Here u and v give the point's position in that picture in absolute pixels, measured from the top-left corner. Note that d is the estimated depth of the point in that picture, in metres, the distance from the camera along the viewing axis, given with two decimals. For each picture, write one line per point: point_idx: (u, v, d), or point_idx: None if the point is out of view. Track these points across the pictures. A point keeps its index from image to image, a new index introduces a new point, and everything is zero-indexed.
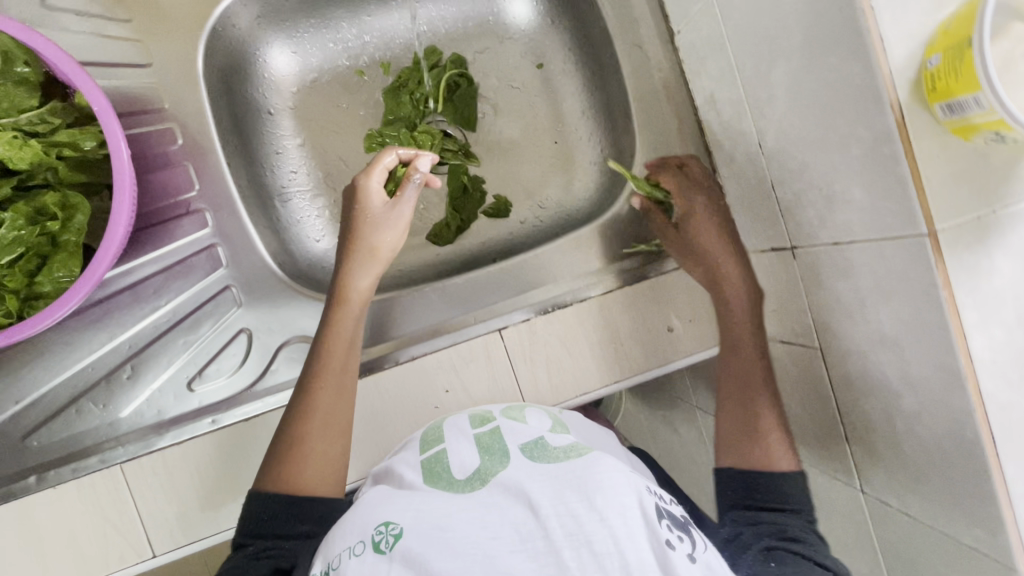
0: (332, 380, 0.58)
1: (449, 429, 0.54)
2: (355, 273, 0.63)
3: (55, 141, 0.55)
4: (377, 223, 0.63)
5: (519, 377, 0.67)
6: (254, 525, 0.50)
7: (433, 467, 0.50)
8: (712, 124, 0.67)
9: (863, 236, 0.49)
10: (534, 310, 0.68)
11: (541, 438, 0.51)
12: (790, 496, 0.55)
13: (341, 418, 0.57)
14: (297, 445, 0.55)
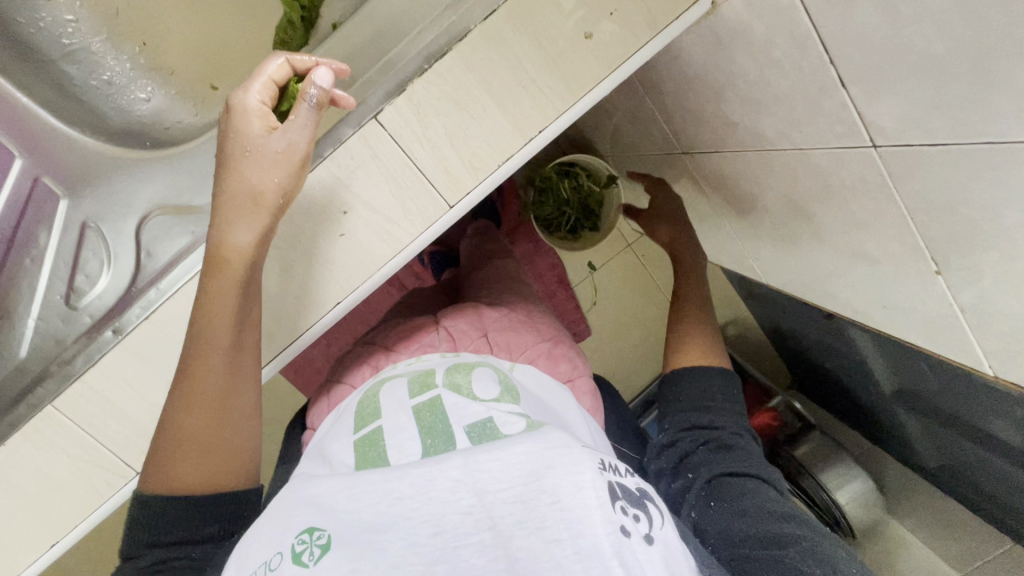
0: (222, 364, 0.46)
1: (386, 402, 0.46)
2: (236, 225, 0.45)
3: None
4: (257, 159, 0.44)
5: (424, 166, 0.53)
6: (153, 529, 0.42)
7: (365, 450, 0.43)
8: None
9: None
10: (412, 68, 0.51)
11: (491, 419, 0.43)
12: (708, 394, 0.54)
13: (240, 407, 0.47)
14: (186, 442, 0.44)
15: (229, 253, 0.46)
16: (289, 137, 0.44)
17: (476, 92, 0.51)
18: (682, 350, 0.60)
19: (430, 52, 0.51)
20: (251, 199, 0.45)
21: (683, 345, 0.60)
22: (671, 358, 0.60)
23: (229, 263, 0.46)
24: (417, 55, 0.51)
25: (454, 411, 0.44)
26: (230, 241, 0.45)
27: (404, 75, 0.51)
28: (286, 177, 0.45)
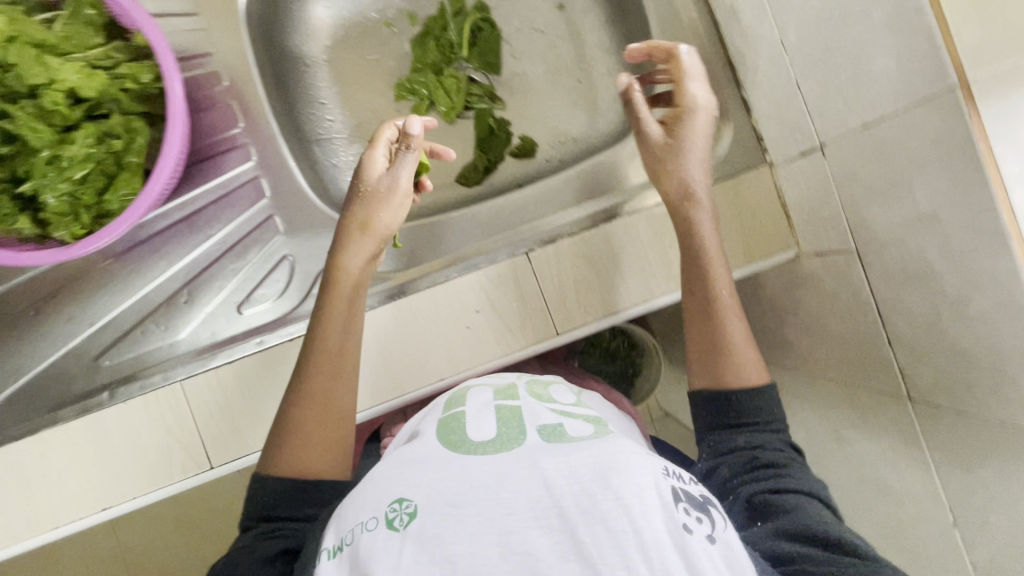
0: (331, 359, 0.56)
1: (474, 399, 0.52)
2: (349, 251, 0.60)
3: (116, 73, 0.58)
4: (377, 197, 0.61)
5: (547, 297, 0.68)
6: (264, 504, 0.50)
7: (448, 425, 0.48)
8: (732, 40, 0.66)
9: (890, 108, 0.47)
10: (558, 231, 0.70)
11: (561, 424, 0.46)
12: (762, 410, 0.53)
13: (337, 403, 0.55)
14: (297, 428, 0.53)
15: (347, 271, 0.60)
16: (397, 173, 0.62)
17: (605, 258, 0.68)
18: (734, 347, 0.55)
19: (578, 223, 0.70)
20: (362, 226, 0.60)
21: (724, 318, 0.56)
22: (719, 367, 0.55)
23: (343, 276, 0.60)
24: (566, 224, 0.70)
25: (530, 413, 0.48)
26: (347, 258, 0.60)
27: (555, 231, 0.70)
28: (392, 211, 0.62)
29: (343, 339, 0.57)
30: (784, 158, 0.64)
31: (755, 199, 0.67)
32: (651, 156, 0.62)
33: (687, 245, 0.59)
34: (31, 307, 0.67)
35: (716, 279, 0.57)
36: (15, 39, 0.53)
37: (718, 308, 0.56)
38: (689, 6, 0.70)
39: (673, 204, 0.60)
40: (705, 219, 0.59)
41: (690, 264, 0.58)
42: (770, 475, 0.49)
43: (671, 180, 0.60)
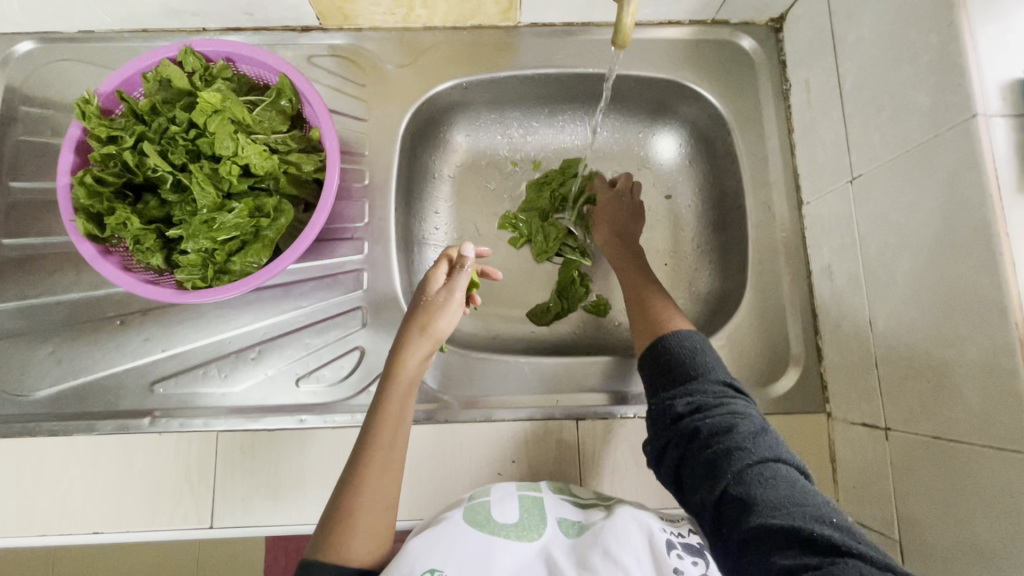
0: (384, 455, 0.54)
1: (497, 489, 0.58)
2: (407, 351, 0.59)
3: (287, 159, 0.65)
4: (438, 307, 0.61)
5: (585, 470, 0.70)
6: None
7: (476, 515, 0.54)
8: (823, 291, 0.71)
9: (967, 437, 0.50)
10: (611, 409, 0.72)
11: (578, 517, 0.55)
12: (700, 361, 0.60)
13: (387, 498, 0.53)
14: (353, 518, 0.51)
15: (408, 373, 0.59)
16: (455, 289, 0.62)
17: None
18: (668, 314, 0.66)
19: (636, 408, 0.72)
20: (422, 330, 0.60)
21: (663, 312, 0.67)
22: (651, 323, 0.66)
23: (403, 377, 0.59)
24: (620, 405, 0.72)
25: (551, 505, 0.56)
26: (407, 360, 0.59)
27: (611, 409, 0.72)
28: (451, 317, 0.61)
29: (393, 436, 0.56)
30: (844, 417, 0.67)
31: (807, 441, 0.69)
32: (613, 234, 0.78)
33: (631, 287, 0.71)
34: (118, 318, 0.72)
35: (651, 292, 0.69)
36: (220, 113, 0.61)
37: (657, 305, 0.67)
38: (789, 244, 0.75)
39: (628, 264, 0.74)
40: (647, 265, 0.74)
41: (641, 304, 0.68)
42: (720, 442, 0.53)
43: (630, 271, 0.73)
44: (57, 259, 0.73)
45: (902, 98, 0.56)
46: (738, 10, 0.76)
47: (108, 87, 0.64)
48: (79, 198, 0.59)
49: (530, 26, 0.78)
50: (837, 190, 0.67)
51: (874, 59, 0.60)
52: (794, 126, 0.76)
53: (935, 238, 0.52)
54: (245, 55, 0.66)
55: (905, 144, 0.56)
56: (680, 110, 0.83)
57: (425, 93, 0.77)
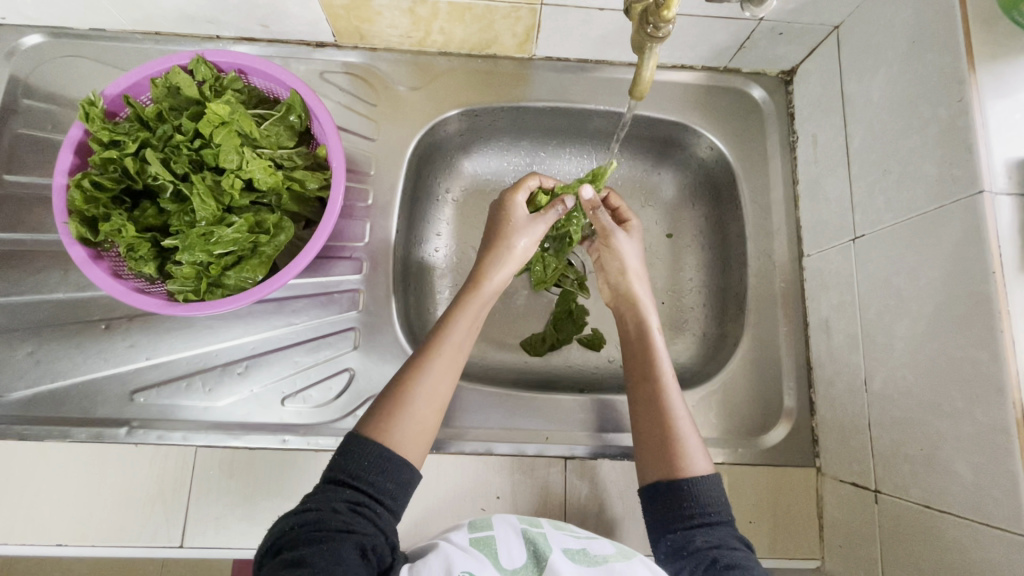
0: (449, 355, 0.57)
1: (500, 521, 0.56)
2: (491, 264, 0.63)
3: (291, 175, 0.64)
4: (524, 227, 0.65)
5: (569, 510, 0.68)
6: (353, 467, 0.50)
7: (481, 548, 0.52)
8: (819, 345, 0.71)
9: (956, 509, 0.50)
10: (601, 448, 0.71)
11: (582, 548, 0.54)
12: (709, 500, 0.55)
13: (437, 399, 0.55)
14: (410, 394, 0.54)
15: (488, 280, 0.62)
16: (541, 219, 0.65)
17: (633, 495, 0.69)
18: (685, 441, 0.57)
19: (625, 449, 0.71)
20: (505, 246, 0.63)
21: (679, 435, 0.57)
22: (666, 459, 0.57)
23: (479, 294, 0.61)
24: (610, 445, 0.71)
25: (555, 537, 0.55)
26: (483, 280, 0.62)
27: (600, 448, 0.71)
28: (531, 242, 0.65)
29: (462, 339, 0.59)
30: (834, 474, 0.66)
31: (795, 495, 0.68)
32: (623, 295, 0.69)
33: (644, 388, 0.61)
34: (102, 322, 0.70)
35: (671, 408, 0.59)
36: (228, 125, 0.61)
37: (674, 423, 0.58)
38: (788, 294, 0.75)
39: (640, 347, 0.64)
40: (664, 357, 0.63)
41: (659, 425, 0.58)
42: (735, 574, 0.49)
43: (640, 361, 0.63)
44: (46, 257, 0.71)
45: (908, 165, 0.57)
46: (751, 61, 0.77)
47: (115, 90, 0.63)
48: (74, 202, 0.58)
49: (545, 59, 0.79)
50: (840, 247, 0.67)
51: (882, 124, 0.61)
52: (799, 178, 0.77)
53: (936, 308, 0.52)
54: (257, 69, 0.66)
55: (909, 210, 0.56)
56: (687, 151, 0.83)
57: (434, 118, 0.77)
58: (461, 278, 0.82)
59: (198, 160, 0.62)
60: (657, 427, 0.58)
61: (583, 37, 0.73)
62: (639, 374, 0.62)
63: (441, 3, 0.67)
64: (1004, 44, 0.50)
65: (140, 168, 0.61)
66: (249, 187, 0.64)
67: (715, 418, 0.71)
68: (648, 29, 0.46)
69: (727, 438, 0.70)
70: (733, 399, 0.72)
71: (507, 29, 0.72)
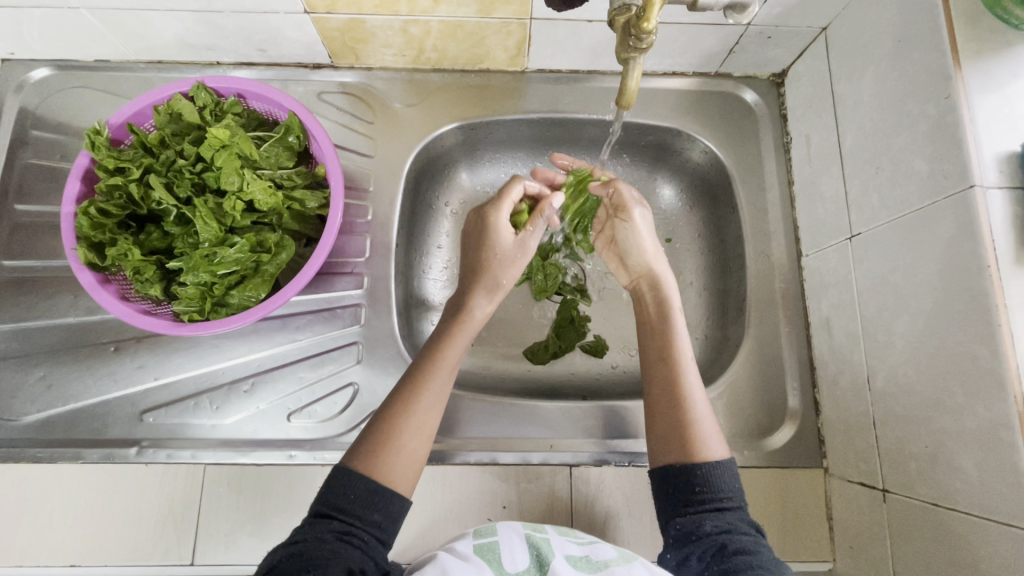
0: (437, 387, 0.57)
1: (504, 528, 0.57)
2: (480, 298, 0.63)
3: (291, 195, 0.66)
4: (508, 256, 0.66)
5: (576, 517, 0.69)
6: (340, 500, 0.50)
7: (484, 554, 0.53)
8: (821, 344, 0.70)
9: (964, 506, 0.50)
10: (605, 455, 0.71)
11: (586, 555, 0.54)
12: (724, 487, 0.54)
13: (427, 431, 0.56)
14: (398, 429, 0.54)
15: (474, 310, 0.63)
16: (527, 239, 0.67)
17: (639, 500, 0.69)
18: (701, 427, 0.57)
19: (631, 454, 0.71)
20: (495, 282, 0.64)
21: (695, 417, 0.57)
22: (678, 441, 0.56)
23: (466, 326, 0.62)
24: (615, 452, 0.71)
25: (558, 544, 0.55)
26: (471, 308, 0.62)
27: (604, 455, 0.71)
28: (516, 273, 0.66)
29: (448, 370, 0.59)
30: (841, 474, 0.66)
31: (802, 496, 0.68)
32: (643, 275, 0.68)
33: (664, 370, 0.60)
34: (111, 344, 0.71)
35: (689, 392, 0.58)
36: (227, 149, 0.62)
37: (689, 406, 0.58)
38: (788, 295, 0.75)
39: (659, 328, 0.63)
40: (682, 337, 0.62)
41: (673, 407, 0.58)
42: (741, 561, 0.49)
43: (657, 342, 0.62)
44: (56, 282, 0.73)
45: (900, 162, 0.57)
46: (741, 65, 0.78)
47: (119, 118, 0.65)
48: (82, 228, 0.59)
49: (538, 72, 0.80)
50: (838, 246, 0.67)
51: (873, 122, 0.61)
52: (794, 178, 0.77)
53: (933, 304, 0.52)
54: (256, 92, 0.67)
55: (904, 207, 0.56)
56: (682, 156, 0.84)
57: (430, 134, 0.79)
58: None
59: (201, 183, 0.64)
60: (671, 408, 0.58)
61: (574, 49, 0.74)
62: (656, 355, 0.61)
63: (433, 22, 0.69)
64: (988, 41, 0.51)
65: (144, 194, 0.62)
66: (251, 208, 0.65)
67: (720, 420, 0.71)
68: (631, 40, 0.47)
69: (732, 441, 0.70)
70: (737, 402, 0.71)
71: (499, 44, 0.74)
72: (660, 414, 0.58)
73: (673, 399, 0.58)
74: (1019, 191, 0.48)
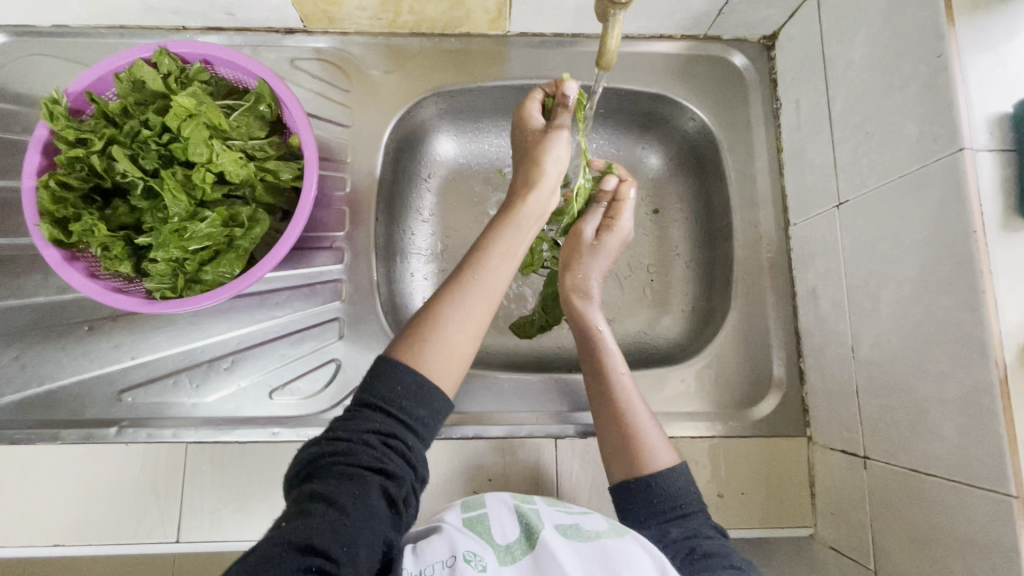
0: (485, 280, 0.53)
1: (492, 500, 0.57)
2: (527, 184, 0.58)
3: (264, 166, 0.63)
4: (550, 140, 0.60)
5: (562, 487, 0.69)
6: (386, 393, 0.48)
7: (474, 527, 0.53)
8: (807, 313, 0.70)
9: (943, 472, 0.50)
10: (591, 428, 0.71)
11: (577, 524, 0.54)
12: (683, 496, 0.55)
13: (473, 325, 0.52)
14: (439, 316, 0.51)
15: (529, 201, 0.58)
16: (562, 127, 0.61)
17: None
18: (644, 440, 0.57)
19: None
20: (536, 168, 0.59)
21: (637, 429, 0.58)
22: (627, 456, 0.57)
23: (521, 215, 0.57)
24: None
25: (547, 515, 0.55)
26: (521, 196, 0.58)
27: (590, 427, 0.71)
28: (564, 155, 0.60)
29: (503, 263, 0.55)
30: (824, 442, 0.66)
31: (786, 465, 0.68)
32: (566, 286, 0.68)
33: (597, 387, 0.61)
34: (84, 323, 0.70)
35: (626, 412, 0.59)
36: (195, 118, 0.60)
37: (629, 421, 0.58)
38: (775, 266, 0.74)
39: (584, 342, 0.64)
40: (610, 351, 0.62)
41: (613, 419, 0.59)
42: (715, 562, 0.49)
43: (588, 353, 0.63)
44: (25, 261, 0.71)
45: (890, 126, 0.56)
46: (731, 27, 0.75)
47: (79, 86, 0.62)
48: (43, 202, 0.57)
49: (521, 36, 0.77)
50: (826, 214, 0.66)
51: (864, 85, 0.59)
52: (783, 146, 0.76)
53: (919, 271, 0.52)
54: (223, 58, 0.64)
55: (892, 172, 0.55)
56: (670, 123, 0.81)
57: (409, 102, 0.76)
58: (446, 263, 0.81)
59: (168, 154, 0.61)
60: (608, 419, 0.59)
61: (558, 11, 0.71)
62: (590, 367, 0.62)
63: None
64: None
65: (108, 166, 0.60)
66: (222, 181, 0.63)
67: (706, 392, 0.71)
68: None
69: (718, 413, 0.70)
70: (723, 373, 0.71)
71: (479, 6, 0.70)
72: (606, 425, 0.59)
73: (609, 409, 0.59)
74: (1009, 153, 0.47)
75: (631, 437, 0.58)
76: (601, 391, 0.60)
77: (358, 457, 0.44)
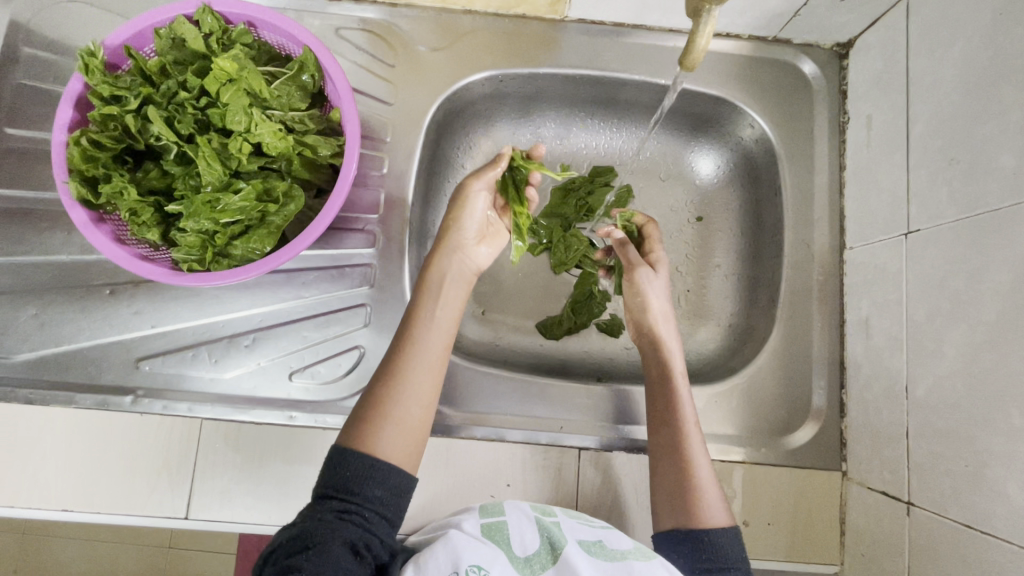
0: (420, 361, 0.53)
1: (512, 508, 0.54)
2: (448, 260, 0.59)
3: (302, 140, 0.60)
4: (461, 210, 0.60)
5: (582, 499, 0.67)
6: (337, 479, 0.47)
7: (493, 535, 0.51)
8: (857, 343, 0.66)
9: (1000, 533, 0.47)
10: (614, 441, 0.69)
11: (601, 540, 0.52)
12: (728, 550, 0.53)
13: (416, 403, 0.51)
14: (389, 407, 0.50)
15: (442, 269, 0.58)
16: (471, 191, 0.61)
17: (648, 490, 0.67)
18: (704, 495, 0.56)
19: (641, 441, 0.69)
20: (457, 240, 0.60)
21: (698, 482, 0.57)
22: (682, 507, 0.56)
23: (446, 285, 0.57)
24: (626, 438, 0.69)
25: (569, 529, 0.53)
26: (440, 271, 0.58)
27: (614, 440, 0.69)
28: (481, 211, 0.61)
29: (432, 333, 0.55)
30: (861, 479, 0.63)
31: (818, 498, 0.65)
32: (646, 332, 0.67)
33: (665, 434, 0.60)
34: (106, 286, 0.68)
35: (693, 465, 0.58)
36: (235, 83, 0.56)
37: (691, 473, 0.57)
38: (825, 290, 0.70)
39: (662, 388, 0.63)
40: (686, 403, 0.61)
41: (675, 470, 0.58)
42: None
43: (662, 402, 0.62)
44: (49, 216, 0.69)
45: (981, 154, 0.51)
46: (805, 31, 0.71)
47: (116, 40, 0.59)
48: (73, 159, 0.55)
49: (578, 22, 0.73)
50: (891, 241, 0.62)
51: (953, 107, 0.55)
52: (846, 163, 0.71)
53: (999, 315, 0.48)
54: (268, 22, 0.61)
55: (977, 205, 0.51)
56: (724, 129, 0.77)
57: (455, 83, 0.72)
58: None
59: (204, 120, 0.58)
60: (668, 470, 0.58)
61: None
62: (660, 415, 0.61)
63: None
64: None
65: (141, 127, 0.57)
66: (258, 152, 0.60)
67: (739, 414, 0.68)
68: None
69: (751, 438, 0.67)
70: (760, 397, 0.68)
71: None
72: (664, 472, 0.58)
73: (676, 462, 0.58)
74: None
75: (690, 489, 0.56)
76: (669, 441, 0.59)
77: (314, 528, 0.44)
